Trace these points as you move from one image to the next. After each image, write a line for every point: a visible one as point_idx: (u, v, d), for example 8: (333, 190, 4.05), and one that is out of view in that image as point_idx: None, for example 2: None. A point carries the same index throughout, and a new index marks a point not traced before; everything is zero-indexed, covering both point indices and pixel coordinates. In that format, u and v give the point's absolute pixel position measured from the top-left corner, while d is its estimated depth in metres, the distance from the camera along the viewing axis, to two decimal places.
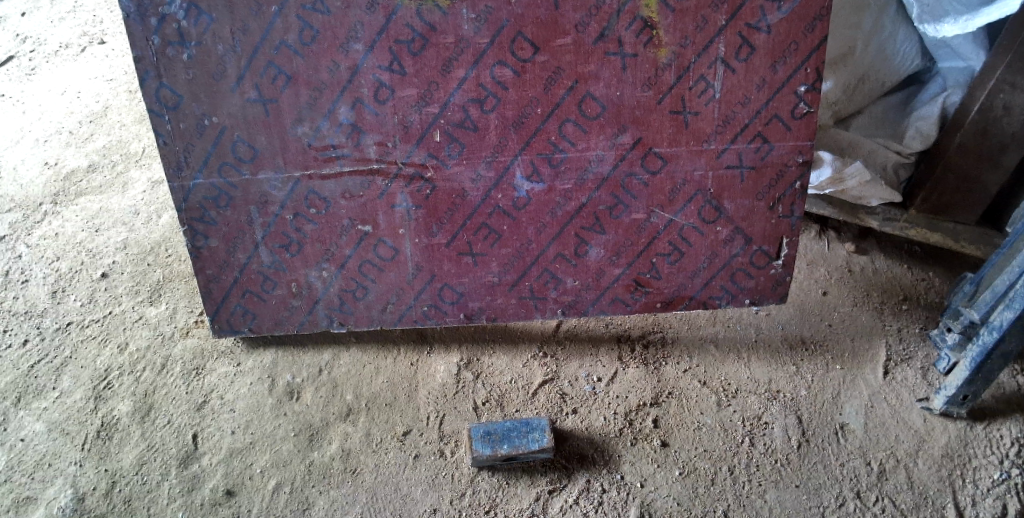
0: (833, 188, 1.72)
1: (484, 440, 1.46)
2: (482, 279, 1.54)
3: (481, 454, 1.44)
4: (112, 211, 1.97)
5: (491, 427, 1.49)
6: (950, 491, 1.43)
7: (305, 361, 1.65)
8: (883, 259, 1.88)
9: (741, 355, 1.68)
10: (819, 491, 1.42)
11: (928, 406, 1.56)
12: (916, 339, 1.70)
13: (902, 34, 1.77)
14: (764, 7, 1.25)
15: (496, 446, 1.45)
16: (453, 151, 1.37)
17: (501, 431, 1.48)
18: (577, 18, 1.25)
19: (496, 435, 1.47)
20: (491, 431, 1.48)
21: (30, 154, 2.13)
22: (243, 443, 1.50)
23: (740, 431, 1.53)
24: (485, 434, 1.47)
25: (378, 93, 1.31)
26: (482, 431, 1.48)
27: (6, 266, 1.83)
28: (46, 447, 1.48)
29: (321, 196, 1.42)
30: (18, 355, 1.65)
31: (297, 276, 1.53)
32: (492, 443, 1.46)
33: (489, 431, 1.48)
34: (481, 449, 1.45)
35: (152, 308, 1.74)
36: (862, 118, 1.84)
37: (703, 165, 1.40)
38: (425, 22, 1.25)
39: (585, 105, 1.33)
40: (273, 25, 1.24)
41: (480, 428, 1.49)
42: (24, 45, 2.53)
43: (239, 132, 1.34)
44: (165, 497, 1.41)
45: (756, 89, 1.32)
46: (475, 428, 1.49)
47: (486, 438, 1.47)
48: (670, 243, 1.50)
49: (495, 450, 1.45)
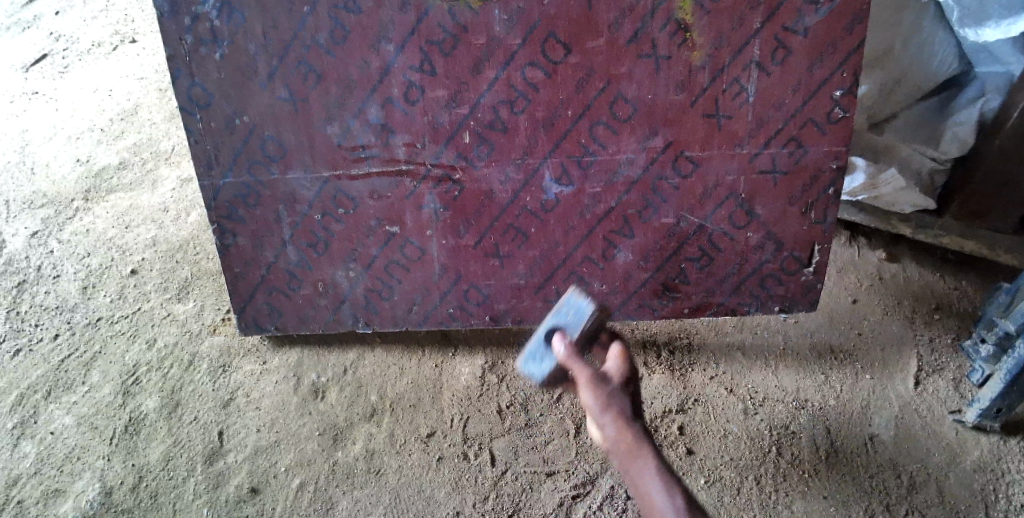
0: (867, 193, 1.75)
1: (536, 364, 1.07)
2: (508, 281, 1.53)
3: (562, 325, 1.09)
4: (141, 208, 1.99)
5: (570, 304, 1.11)
6: (982, 506, 1.40)
7: (330, 360, 1.65)
8: (915, 266, 1.84)
9: (768, 362, 1.65)
10: (848, 503, 1.41)
11: (960, 419, 1.53)
12: (948, 349, 1.66)
13: (941, 37, 1.66)
14: (800, 9, 1.23)
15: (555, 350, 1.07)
16: (482, 151, 1.36)
17: (573, 329, 1.08)
18: (611, 18, 1.24)
19: (569, 321, 1.09)
20: (569, 328, 1.08)
21: (63, 152, 2.16)
22: (268, 441, 1.51)
23: (768, 440, 1.51)
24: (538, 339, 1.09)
25: (408, 93, 1.31)
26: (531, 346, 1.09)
27: (38, 262, 1.85)
28: (75, 441, 1.50)
29: (349, 195, 1.42)
30: (48, 349, 1.67)
31: (323, 275, 1.53)
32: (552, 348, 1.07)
33: (565, 313, 1.11)
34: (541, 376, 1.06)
35: (180, 305, 1.75)
36: (897, 123, 1.76)
37: (736, 169, 1.38)
38: (457, 21, 1.25)
39: (617, 107, 1.31)
40: (305, 24, 1.25)
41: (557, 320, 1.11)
42: (57, 43, 2.57)
43: (269, 130, 1.35)
44: (191, 493, 1.42)
45: (791, 93, 1.30)
46: (550, 323, 1.10)
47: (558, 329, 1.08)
48: (699, 247, 1.48)
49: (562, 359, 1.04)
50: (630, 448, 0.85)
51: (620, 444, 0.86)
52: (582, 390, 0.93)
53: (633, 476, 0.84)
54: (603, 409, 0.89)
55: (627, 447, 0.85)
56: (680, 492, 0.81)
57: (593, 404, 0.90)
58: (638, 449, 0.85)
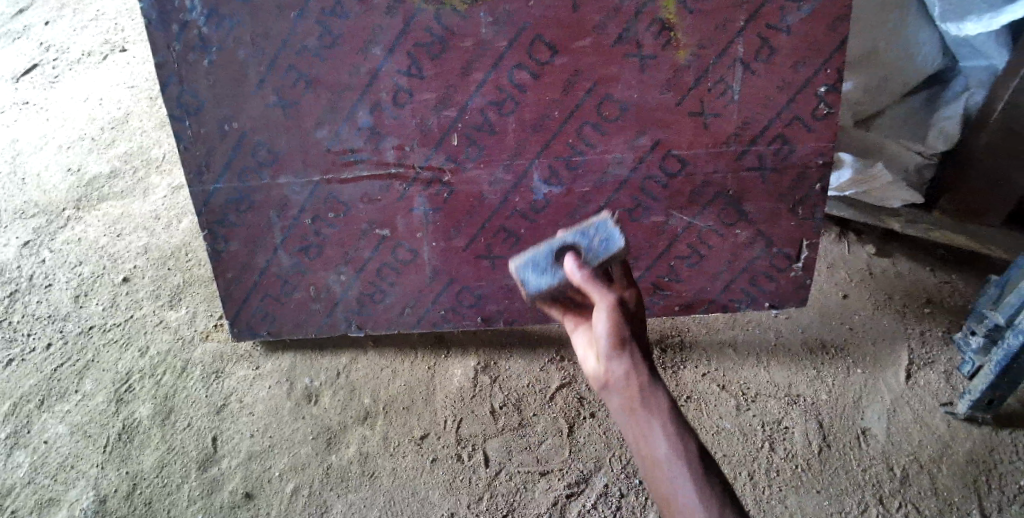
0: (856, 188, 1.73)
1: (534, 275, 1.00)
2: (500, 282, 1.53)
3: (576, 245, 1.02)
4: (133, 216, 1.99)
5: (601, 230, 1.03)
6: (975, 497, 1.41)
7: (323, 364, 1.66)
8: (906, 262, 1.85)
9: (760, 359, 1.66)
10: (841, 496, 1.42)
11: (952, 411, 1.54)
12: (939, 342, 1.67)
13: (925, 35, 1.68)
14: (784, 8, 1.24)
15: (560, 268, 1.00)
16: (472, 153, 1.37)
17: (593, 254, 1.00)
18: (597, 20, 1.25)
19: (593, 246, 1.01)
20: (588, 250, 1.01)
21: (54, 161, 2.16)
22: (262, 446, 1.51)
23: (760, 435, 1.52)
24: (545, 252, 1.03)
25: (397, 97, 1.32)
26: (533, 254, 1.02)
27: (30, 271, 1.85)
28: (68, 449, 1.50)
29: (341, 199, 1.43)
30: (41, 358, 1.67)
31: (316, 279, 1.53)
32: (557, 270, 1.00)
33: (591, 238, 1.02)
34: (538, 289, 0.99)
35: (172, 312, 1.75)
36: (884, 120, 1.77)
37: (725, 167, 1.39)
38: (444, 25, 1.26)
39: (605, 108, 1.32)
40: (295, 30, 1.26)
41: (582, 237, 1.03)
42: (47, 53, 2.58)
43: (261, 136, 1.36)
44: (185, 499, 1.42)
45: (777, 90, 1.31)
46: (568, 241, 1.02)
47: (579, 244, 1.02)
48: (689, 246, 1.48)
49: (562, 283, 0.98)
50: (641, 394, 0.78)
51: (629, 387, 0.79)
52: (598, 319, 0.83)
53: (638, 421, 0.78)
54: (617, 346, 0.80)
55: (636, 395, 0.78)
56: (685, 447, 0.76)
57: (607, 340, 0.81)
58: (652, 396, 0.78)
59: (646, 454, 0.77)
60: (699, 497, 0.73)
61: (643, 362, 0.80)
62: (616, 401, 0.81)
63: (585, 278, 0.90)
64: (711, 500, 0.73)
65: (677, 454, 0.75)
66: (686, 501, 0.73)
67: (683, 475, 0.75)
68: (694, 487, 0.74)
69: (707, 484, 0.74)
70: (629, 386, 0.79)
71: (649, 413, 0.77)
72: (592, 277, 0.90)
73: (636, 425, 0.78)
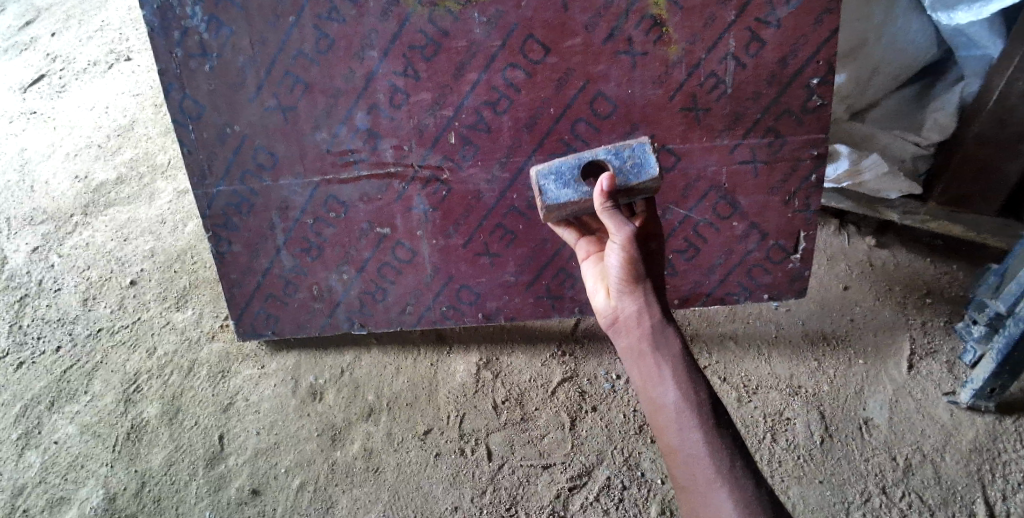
0: (850, 180, 1.75)
1: (553, 186, 1.13)
2: (499, 280, 1.54)
3: (606, 162, 1.12)
4: (139, 221, 2.02)
5: (637, 152, 1.12)
6: (978, 486, 1.42)
7: (326, 362, 1.67)
8: (905, 253, 1.85)
9: (761, 351, 1.67)
10: (843, 486, 1.43)
11: (954, 400, 1.54)
12: (940, 332, 1.67)
13: (915, 25, 1.66)
14: (771, 2, 1.26)
15: (580, 185, 1.12)
16: (467, 153, 1.39)
17: (623, 176, 1.10)
18: (586, 19, 1.28)
19: (624, 167, 1.11)
20: (621, 169, 1.11)
21: (61, 169, 2.20)
22: (267, 443, 1.53)
23: (762, 427, 1.53)
24: (572, 164, 1.14)
25: (392, 98, 1.35)
26: (560, 165, 1.14)
27: (39, 276, 1.89)
28: (78, 449, 1.53)
29: (340, 200, 1.45)
30: (51, 360, 1.70)
31: (318, 279, 1.56)
32: (576, 185, 1.12)
33: (626, 159, 1.12)
34: (555, 198, 1.12)
35: (179, 314, 1.78)
36: (876, 113, 1.78)
37: (717, 161, 1.40)
38: (437, 28, 1.29)
39: (597, 105, 1.34)
40: (291, 35, 1.30)
41: (613, 155, 1.12)
42: (54, 64, 2.62)
43: (260, 140, 1.39)
44: (193, 497, 1.45)
45: (766, 85, 1.33)
46: (600, 158, 1.12)
47: (611, 161, 1.12)
48: (685, 239, 1.50)
49: (576, 200, 1.11)
50: (653, 337, 0.92)
51: (642, 329, 0.93)
52: (614, 254, 0.94)
53: (647, 364, 0.93)
54: (632, 287, 0.94)
55: (647, 339, 0.92)
56: (688, 391, 0.91)
57: (622, 281, 0.94)
58: (665, 344, 0.92)
59: (655, 398, 0.92)
60: (697, 438, 0.89)
61: (655, 306, 0.93)
62: (627, 337, 0.95)
63: (603, 203, 0.98)
64: (715, 446, 0.89)
65: (687, 402, 0.90)
66: (686, 438, 0.90)
67: (683, 416, 0.90)
68: (703, 437, 0.89)
69: (714, 433, 0.89)
70: (641, 328, 0.93)
71: (662, 361, 0.92)
72: (610, 206, 0.97)
73: (648, 368, 0.93)
